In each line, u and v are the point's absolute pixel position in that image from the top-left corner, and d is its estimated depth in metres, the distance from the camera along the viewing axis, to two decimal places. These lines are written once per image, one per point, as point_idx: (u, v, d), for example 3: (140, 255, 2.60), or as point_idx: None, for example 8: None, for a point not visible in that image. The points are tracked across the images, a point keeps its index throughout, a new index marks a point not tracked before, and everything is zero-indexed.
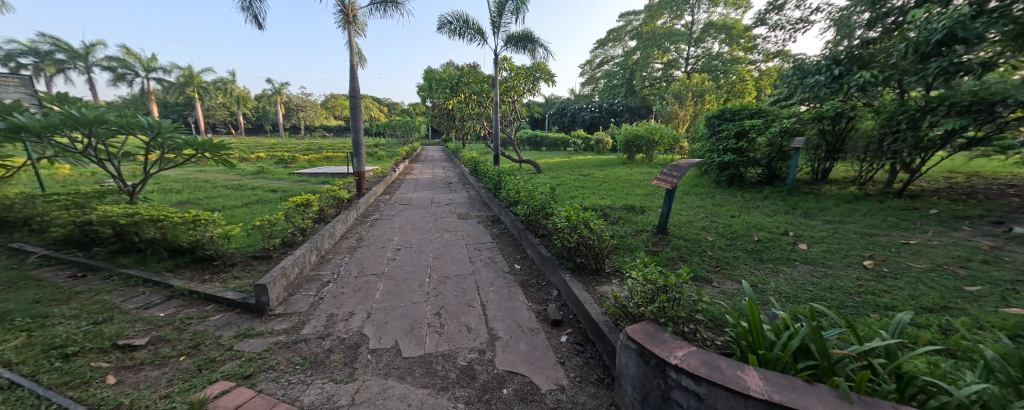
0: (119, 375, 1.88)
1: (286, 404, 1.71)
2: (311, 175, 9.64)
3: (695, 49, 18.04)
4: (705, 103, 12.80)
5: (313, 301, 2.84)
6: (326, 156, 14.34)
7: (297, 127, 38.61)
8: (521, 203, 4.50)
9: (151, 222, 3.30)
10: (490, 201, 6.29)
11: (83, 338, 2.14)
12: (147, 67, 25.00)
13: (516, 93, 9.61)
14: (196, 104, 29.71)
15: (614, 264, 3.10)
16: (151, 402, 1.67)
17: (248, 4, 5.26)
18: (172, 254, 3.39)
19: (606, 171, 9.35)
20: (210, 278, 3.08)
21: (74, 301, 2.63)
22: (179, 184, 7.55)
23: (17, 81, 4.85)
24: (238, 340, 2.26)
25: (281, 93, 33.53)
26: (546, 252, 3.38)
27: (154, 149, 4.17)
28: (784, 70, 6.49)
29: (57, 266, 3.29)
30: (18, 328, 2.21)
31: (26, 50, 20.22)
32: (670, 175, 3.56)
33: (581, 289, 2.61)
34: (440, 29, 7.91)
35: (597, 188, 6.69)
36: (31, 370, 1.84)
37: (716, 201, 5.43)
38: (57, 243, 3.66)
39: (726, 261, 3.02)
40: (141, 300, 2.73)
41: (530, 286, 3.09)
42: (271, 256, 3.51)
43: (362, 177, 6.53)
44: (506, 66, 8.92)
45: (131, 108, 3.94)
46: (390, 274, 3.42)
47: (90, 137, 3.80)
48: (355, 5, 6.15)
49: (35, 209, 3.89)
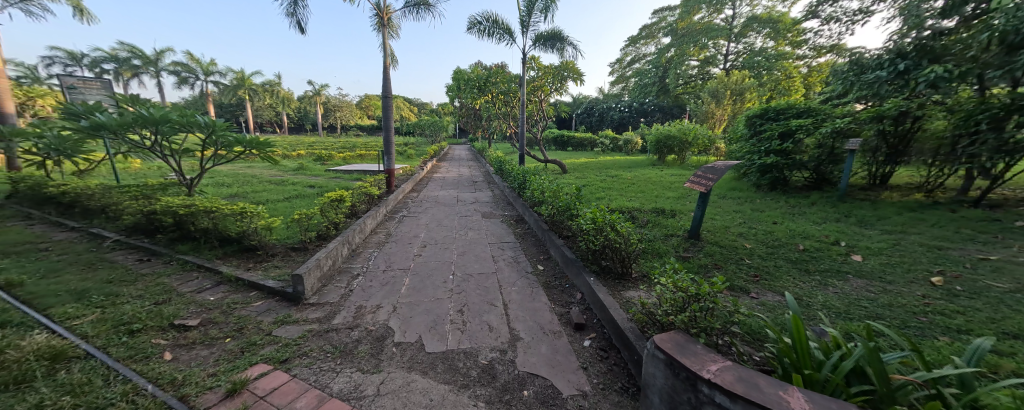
0: (174, 352, 2.06)
1: (317, 390, 1.80)
2: (344, 172, 10.11)
3: (735, 44, 17.00)
4: (745, 101, 12.03)
5: (344, 293, 2.97)
6: (360, 154, 15.02)
7: (334, 126, 40.80)
8: (545, 203, 4.45)
9: (205, 213, 3.59)
10: (514, 201, 6.28)
11: (145, 317, 2.37)
12: (207, 70, 27.39)
13: (543, 93, 9.55)
14: (246, 105, 32.24)
15: (641, 268, 2.98)
16: (200, 380, 1.81)
17: (292, 10, 5.58)
18: (222, 243, 3.68)
19: (635, 172, 9.04)
20: (253, 266, 3.30)
21: (139, 282, 2.92)
22: (230, 179, 8.20)
23: (99, 84, 5.44)
24: (276, 326, 2.41)
25: (320, 94, 35.50)
26: (570, 253, 3.32)
27: (209, 146, 4.54)
28: (838, 65, 5.96)
29: (126, 250, 3.67)
30: (94, 305, 2.49)
31: (108, 57, 22.82)
32: (705, 177, 3.37)
33: (605, 293, 2.55)
34: (470, 30, 8.01)
35: (624, 190, 6.49)
36: (103, 342, 2.06)
37: (755, 206, 5.10)
38: (128, 230, 4.09)
39: (766, 271, 2.81)
40: (194, 284, 2.98)
41: (552, 287, 3.04)
42: (307, 248, 3.71)
43: (391, 175, 6.75)
44: (533, 66, 8.87)
45: (190, 108, 4.35)
46: (416, 270, 3.50)
47: (155, 135, 4.20)
48: (389, 8, 6.37)
49: (110, 198, 4.36)
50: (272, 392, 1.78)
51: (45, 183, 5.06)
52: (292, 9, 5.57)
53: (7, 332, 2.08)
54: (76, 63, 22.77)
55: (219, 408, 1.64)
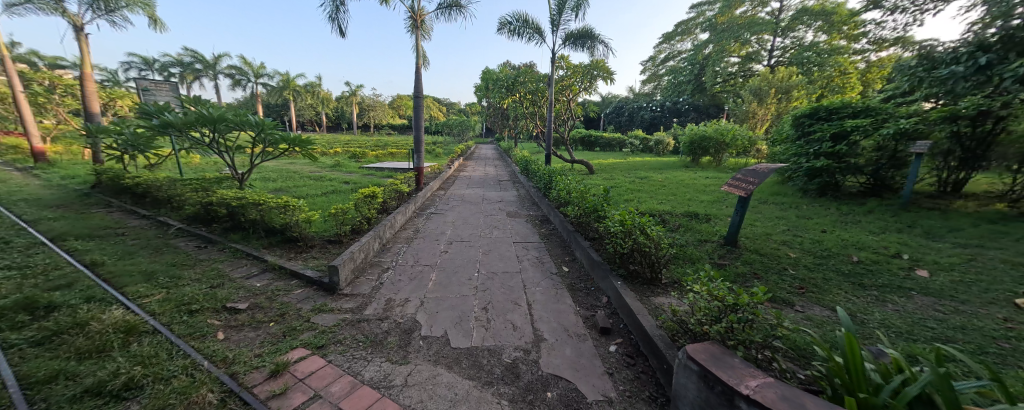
0: (224, 332, 2.25)
1: (350, 377, 1.89)
2: (376, 169, 10.54)
3: (782, 39, 15.89)
4: (792, 100, 11.21)
5: (375, 285, 3.09)
6: (391, 152, 15.62)
7: (368, 125, 42.69)
8: (572, 204, 4.39)
9: (253, 205, 3.88)
10: (540, 201, 6.26)
11: (202, 299, 2.61)
12: (257, 73, 29.58)
13: (572, 92, 9.41)
14: (290, 105, 34.50)
15: (671, 274, 2.87)
16: (248, 359, 1.97)
17: (334, 15, 5.89)
18: (268, 233, 3.96)
19: (666, 174, 8.71)
20: (294, 256, 3.53)
21: (198, 267, 3.22)
22: (275, 174, 8.83)
23: (168, 86, 6.03)
24: (315, 313, 2.56)
25: (356, 94, 37.18)
26: (596, 256, 3.26)
27: (258, 143, 4.90)
28: (904, 60, 5.39)
29: (187, 237, 4.05)
30: (160, 286, 2.77)
31: (175, 62, 25.24)
32: (744, 180, 3.18)
33: (633, 299, 2.47)
34: (500, 30, 8.07)
35: (655, 192, 6.27)
36: (167, 320, 2.30)
37: (801, 213, 4.74)
38: (188, 219, 4.51)
39: (813, 283, 2.61)
40: (244, 270, 3.23)
41: (577, 290, 3.00)
42: (343, 240, 3.91)
43: (420, 173, 6.95)
44: (562, 65, 8.77)
45: (243, 108, 4.71)
46: (442, 266, 3.58)
47: (213, 133, 4.60)
48: (423, 11, 6.55)
49: (174, 190, 4.83)
50: (309, 375, 1.90)
51: (123, 175, 5.69)
52: (334, 14, 5.87)
53: (91, 306, 2.36)
54: (149, 67, 25.40)
55: (263, 387, 1.77)
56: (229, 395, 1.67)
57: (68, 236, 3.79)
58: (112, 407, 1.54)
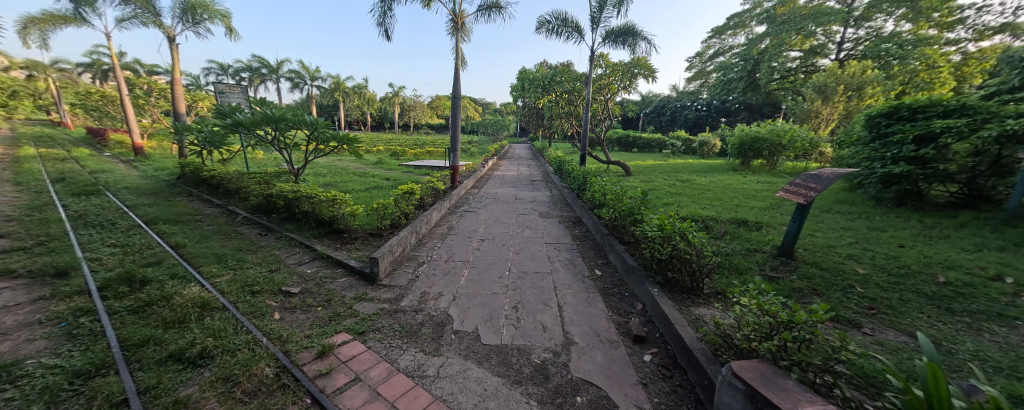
0: (279, 313, 2.47)
1: (387, 363, 1.99)
2: (415, 167, 11.00)
3: (855, 29, 14.21)
4: (865, 98, 9.98)
5: (411, 278, 3.23)
6: (428, 151, 16.21)
7: (408, 125, 44.65)
8: (606, 206, 4.26)
9: (306, 198, 4.22)
10: (573, 202, 6.16)
11: (262, 281, 2.89)
12: (312, 76, 32.07)
13: (610, 91, 9.13)
14: (339, 106, 37.03)
15: (713, 284, 2.69)
16: (298, 338, 2.15)
17: (382, 20, 6.22)
18: (318, 225, 4.29)
19: (711, 177, 8.18)
20: (340, 246, 3.79)
21: (259, 252, 3.58)
22: (325, 169, 9.54)
23: (239, 89, 6.74)
24: (357, 301, 2.73)
25: (398, 95, 38.97)
26: (631, 261, 3.14)
27: (312, 141, 5.31)
28: (1015, 49, 4.59)
29: (251, 225, 4.51)
30: (228, 268, 3.10)
31: (245, 67, 28.14)
32: (804, 186, 2.90)
33: (671, 308, 2.35)
34: (538, 29, 8.04)
35: (698, 196, 5.90)
36: (233, 298, 2.57)
37: (872, 224, 4.22)
38: (251, 209, 5.01)
39: (887, 304, 2.31)
40: (297, 257, 3.53)
41: (610, 295, 2.91)
42: (383, 234, 4.13)
43: (456, 171, 7.13)
44: (601, 63, 8.53)
45: (300, 109, 5.13)
46: (474, 263, 3.65)
47: (275, 131, 5.06)
48: (464, 13, 6.70)
49: (241, 182, 5.39)
50: (350, 359, 2.02)
51: (201, 168, 6.45)
52: (382, 18, 6.19)
53: (174, 282, 2.70)
54: (224, 72, 28.55)
55: (311, 366, 1.92)
56: (283, 371, 1.84)
57: (157, 220, 4.37)
58: (189, 372, 1.76)
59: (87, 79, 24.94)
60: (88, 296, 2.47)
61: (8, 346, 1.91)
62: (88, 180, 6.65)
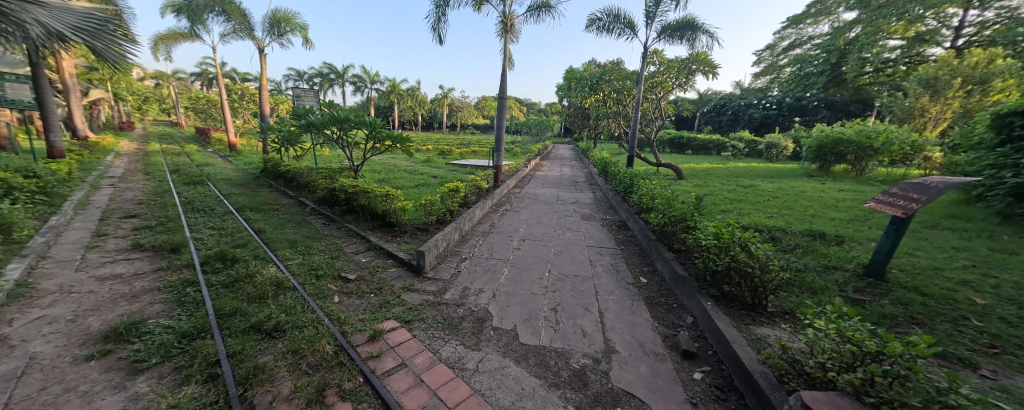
0: (338, 297, 2.72)
1: (430, 352, 2.09)
2: (461, 166, 11.40)
3: (980, 10, 11.79)
4: (991, 93, 8.23)
5: (454, 272, 3.36)
6: (474, 150, 16.68)
7: (456, 125, 46.39)
8: (655, 211, 4.02)
9: (364, 193, 4.58)
10: (618, 205, 5.92)
11: (325, 266, 3.20)
12: (372, 80, 34.65)
13: (664, 89, 8.51)
14: (394, 108, 39.61)
15: (779, 302, 2.41)
16: (354, 321, 2.34)
17: (437, 25, 6.52)
18: (372, 217, 4.64)
19: (778, 183, 7.37)
20: (391, 239, 4.06)
21: (323, 240, 3.96)
22: (381, 166, 10.28)
23: (312, 93, 7.52)
24: (404, 291, 2.90)
25: (447, 96, 40.50)
26: (681, 270, 2.93)
27: (369, 140, 5.74)
28: None
29: (317, 215, 5.02)
30: (298, 252, 3.49)
31: (317, 74, 31.27)
32: (903, 196, 2.48)
33: (727, 324, 2.15)
34: (588, 27, 7.86)
35: (762, 203, 5.35)
36: (301, 280, 2.88)
37: (996, 245, 3.48)
38: (318, 201, 5.56)
39: (1015, 344, 1.89)
40: (354, 247, 3.85)
41: (656, 305, 2.75)
42: (429, 229, 4.34)
43: (499, 171, 7.25)
44: (654, 60, 8.06)
45: (361, 111, 5.58)
46: (514, 262, 3.68)
47: (340, 131, 5.55)
48: (513, 14, 6.77)
49: (311, 176, 6.01)
50: (397, 345, 2.16)
51: (279, 163, 7.32)
52: (437, 24, 6.49)
53: (256, 262, 3.11)
54: (300, 78, 32.06)
55: (364, 347, 2.08)
56: (340, 350, 2.01)
57: (244, 208, 5.04)
58: (265, 342, 2.01)
59: (196, 86, 29.55)
60: (193, 269, 2.95)
61: (137, 307, 2.34)
62: (195, 171, 7.90)
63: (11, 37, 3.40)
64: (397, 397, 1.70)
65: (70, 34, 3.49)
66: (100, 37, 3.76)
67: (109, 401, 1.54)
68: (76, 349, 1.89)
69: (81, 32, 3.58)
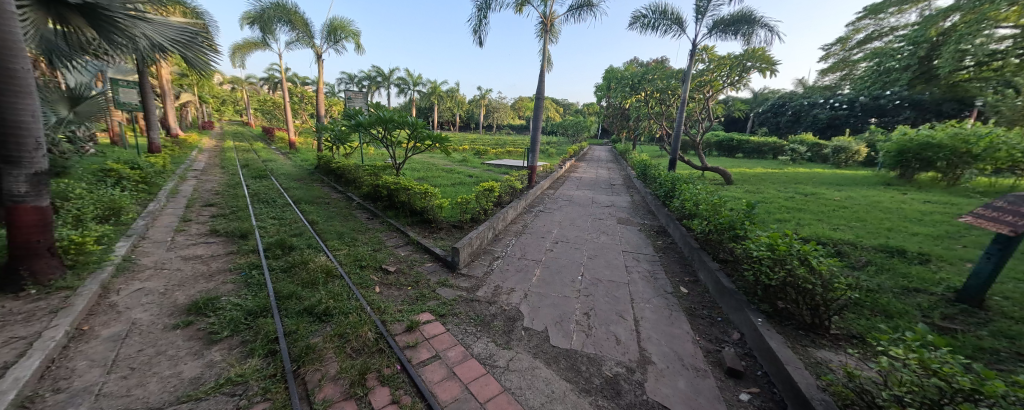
0: (379, 287, 2.88)
1: (462, 347, 2.15)
2: (496, 166, 11.56)
3: None
4: None
5: (487, 270, 3.41)
6: (509, 151, 16.79)
7: (492, 126, 47.05)
8: (698, 217, 3.77)
9: (404, 190, 4.81)
10: (658, 210, 5.65)
11: (367, 258, 3.40)
12: (415, 82, 36.20)
13: (713, 89, 7.94)
14: (434, 109, 41.09)
15: (844, 324, 2.16)
16: (392, 311, 2.47)
17: (479, 27, 6.66)
18: (411, 213, 4.85)
19: (845, 192, 6.60)
20: (428, 235, 4.22)
21: (366, 233, 4.22)
22: (420, 165, 10.72)
23: (361, 95, 8.03)
24: (439, 286, 3.00)
25: (485, 97, 41.19)
26: (727, 282, 2.73)
27: (411, 140, 6.01)
28: None
29: (362, 210, 5.35)
30: (345, 243, 3.75)
31: (365, 77, 33.34)
32: (1012, 210, 2.10)
33: (780, 344, 1.97)
34: (632, 25, 7.59)
35: (826, 214, 4.82)
36: (347, 269, 3.09)
37: None
38: (363, 196, 5.92)
39: None
40: (394, 241, 4.06)
41: (698, 317, 2.58)
42: (464, 226, 4.46)
43: (533, 171, 7.23)
44: (704, 57, 7.57)
45: (404, 112, 5.85)
46: (546, 263, 3.66)
47: (384, 131, 5.87)
48: (554, 14, 6.73)
49: (357, 173, 6.43)
50: (431, 336, 2.24)
51: (330, 160, 7.92)
52: (479, 26, 6.62)
53: (309, 251, 3.39)
54: (350, 82, 34.40)
55: (401, 337, 2.19)
56: (380, 337, 2.13)
57: (301, 200, 5.52)
58: (315, 325, 2.19)
59: (264, 89, 32.80)
60: (257, 254, 3.29)
61: (213, 285, 2.66)
62: (260, 166, 8.78)
63: (126, 48, 4.01)
64: (431, 387, 1.77)
65: (170, 46, 4.07)
66: (191, 48, 4.34)
67: (190, 366, 1.77)
68: (166, 317, 2.19)
69: (177, 44, 4.16)
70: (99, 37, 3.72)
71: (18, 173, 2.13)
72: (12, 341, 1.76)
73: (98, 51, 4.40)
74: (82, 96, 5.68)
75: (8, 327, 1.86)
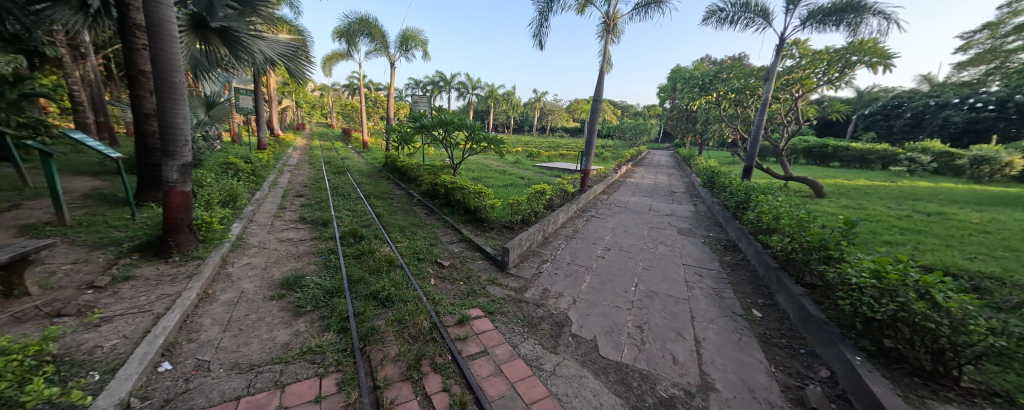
0: (433, 279, 3.05)
1: (510, 346, 2.18)
2: (548, 168, 11.50)
3: None
4: None
5: (536, 272, 3.42)
6: (562, 153, 16.61)
7: (546, 128, 46.96)
8: (779, 233, 3.33)
9: (460, 189, 5.04)
10: (727, 222, 5.13)
11: (424, 251, 3.63)
12: (473, 86, 37.63)
13: (804, 88, 6.94)
14: (490, 111, 42.30)
15: (981, 378, 1.72)
16: (445, 304, 2.60)
17: (539, 30, 6.70)
18: (464, 212, 5.06)
19: (986, 213, 5.29)
20: (480, 233, 4.36)
21: (424, 228, 4.50)
22: (475, 166, 11.13)
23: (425, 99, 8.61)
24: (488, 284, 3.08)
25: (540, 100, 41.25)
26: (815, 310, 2.36)
27: (469, 141, 6.27)
28: None
29: (421, 206, 5.73)
30: (405, 236, 4.05)
31: (429, 82, 35.60)
32: None
33: (886, 391, 1.64)
34: (706, 20, 7.00)
35: (957, 239, 3.90)
36: (407, 261, 3.34)
37: None
38: (423, 193, 6.32)
39: None
40: (449, 237, 4.27)
41: (775, 347, 2.27)
42: (514, 227, 4.53)
43: (587, 175, 7.04)
44: (793, 52, 6.68)
45: (463, 115, 6.13)
46: (597, 271, 3.54)
47: (445, 133, 6.20)
48: (618, 14, 6.50)
49: (419, 172, 6.90)
50: (480, 332, 2.31)
51: (396, 159, 8.62)
52: (539, 29, 6.66)
53: (376, 240, 3.75)
54: (416, 86, 37.03)
55: (453, 329, 2.30)
56: (434, 327, 2.26)
57: (370, 195, 6.08)
58: (379, 308, 2.40)
59: (345, 94, 36.83)
60: (334, 241, 3.72)
61: (300, 265, 3.07)
62: (338, 163, 9.90)
63: (247, 63, 4.78)
64: (479, 381, 1.82)
65: (279, 60, 4.75)
66: (294, 61, 5.03)
67: (281, 333, 2.07)
68: (265, 289, 2.59)
69: (284, 58, 4.84)
70: (229, 53, 4.52)
71: (173, 164, 2.70)
72: (162, 297, 2.23)
73: (227, 65, 5.36)
74: (214, 102, 7.05)
75: (161, 286, 2.37)
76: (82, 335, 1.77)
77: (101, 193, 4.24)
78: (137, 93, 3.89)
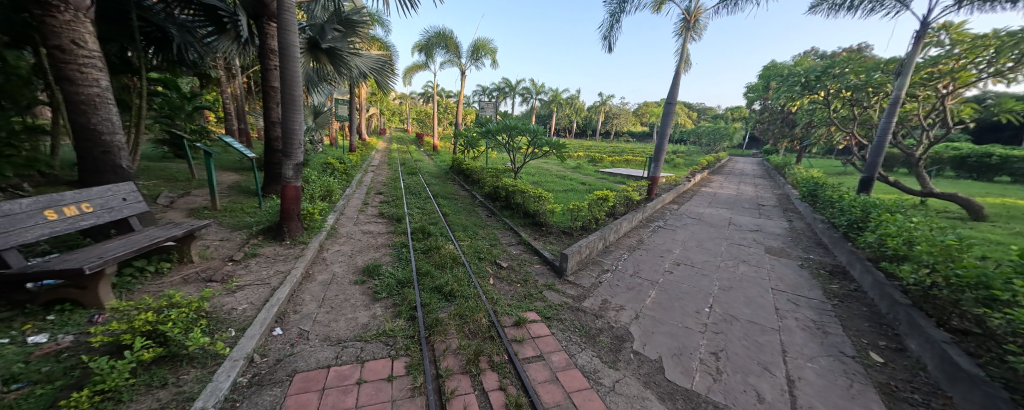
0: (492, 279, 3.15)
1: (566, 354, 2.13)
2: (611, 174, 11.03)
3: None
4: None
5: (595, 282, 3.29)
6: (627, 159, 15.76)
7: (610, 133, 45.11)
8: (911, 261, 2.69)
9: (521, 193, 5.12)
10: (835, 244, 4.30)
11: (484, 251, 3.75)
12: (537, 91, 37.94)
13: (955, 82, 5.51)
14: (553, 116, 42.23)
15: None
16: (503, 304, 2.65)
17: (610, 32, 6.48)
18: (524, 215, 5.11)
19: None
20: (538, 237, 4.36)
21: (485, 229, 4.66)
22: (536, 170, 11.20)
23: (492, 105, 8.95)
24: (545, 289, 3.06)
25: (606, 104, 39.86)
26: (969, 366, 1.83)
27: (532, 146, 6.33)
28: None
29: (483, 208, 5.95)
30: (468, 236, 4.25)
31: (495, 88, 36.96)
32: None
33: None
34: (813, 8, 6.02)
35: None
36: (468, 259, 3.49)
37: None
38: (485, 195, 6.58)
39: None
40: (508, 239, 4.35)
41: (902, 402, 1.83)
42: (573, 233, 4.43)
43: (655, 183, 6.57)
44: (941, 38, 5.36)
45: (528, 120, 6.21)
46: (664, 286, 3.27)
47: (510, 137, 6.35)
48: (700, 9, 5.96)
49: (482, 175, 7.19)
50: (536, 336, 2.30)
51: (462, 162, 9.11)
52: (610, 31, 6.46)
53: (441, 238, 4.00)
54: (483, 93, 38.79)
55: (511, 330, 2.33)
56: (492, 326, 2.32)
57: (438, 195, 6.54)
58: (442, 302, 2.55)
59: (421, 102, 40.12)
60: (405, 236, 4.07)
61: (377, 255, 3.43)
62: (412, 165, 10.84)
63: (346, 76, 5.52)
64: (534, 386, 1.82)
65: (370, 73, 5.38)
66: (382, 73, 5.65)
67: (363, 314, 2.33)
68: (350, 274, 2.95)
69: (374, 70, 5.47)
70: (333, 69, 5.28)
71: (289, 163, 3.24)
72: (277, 273, 2.70)
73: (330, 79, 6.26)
74: (320, 111, 8.41)
75: (276, 263, 2.86)
76: (225, 298, 2.23)
77: (238, 185, 5.30)
78: (268, 104, 4.76)
